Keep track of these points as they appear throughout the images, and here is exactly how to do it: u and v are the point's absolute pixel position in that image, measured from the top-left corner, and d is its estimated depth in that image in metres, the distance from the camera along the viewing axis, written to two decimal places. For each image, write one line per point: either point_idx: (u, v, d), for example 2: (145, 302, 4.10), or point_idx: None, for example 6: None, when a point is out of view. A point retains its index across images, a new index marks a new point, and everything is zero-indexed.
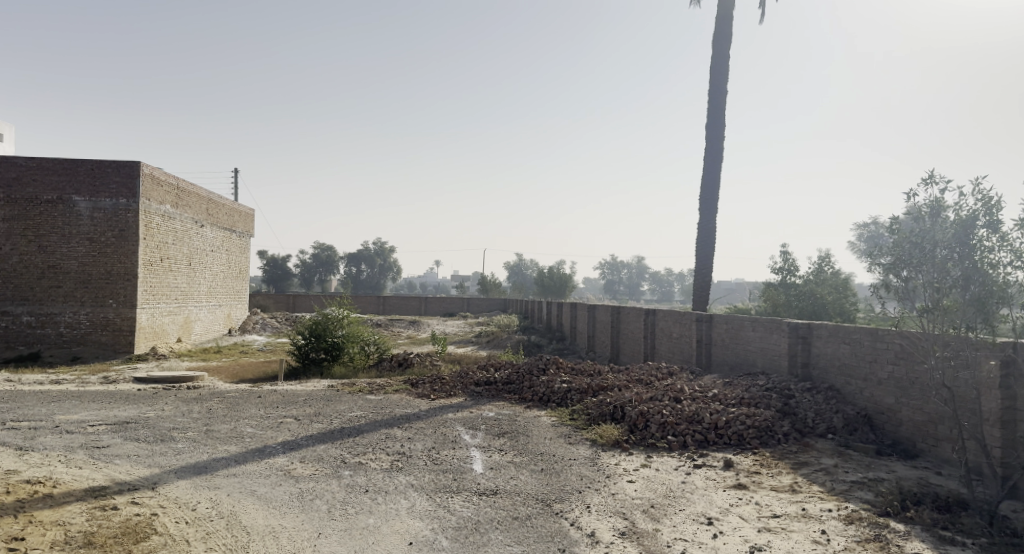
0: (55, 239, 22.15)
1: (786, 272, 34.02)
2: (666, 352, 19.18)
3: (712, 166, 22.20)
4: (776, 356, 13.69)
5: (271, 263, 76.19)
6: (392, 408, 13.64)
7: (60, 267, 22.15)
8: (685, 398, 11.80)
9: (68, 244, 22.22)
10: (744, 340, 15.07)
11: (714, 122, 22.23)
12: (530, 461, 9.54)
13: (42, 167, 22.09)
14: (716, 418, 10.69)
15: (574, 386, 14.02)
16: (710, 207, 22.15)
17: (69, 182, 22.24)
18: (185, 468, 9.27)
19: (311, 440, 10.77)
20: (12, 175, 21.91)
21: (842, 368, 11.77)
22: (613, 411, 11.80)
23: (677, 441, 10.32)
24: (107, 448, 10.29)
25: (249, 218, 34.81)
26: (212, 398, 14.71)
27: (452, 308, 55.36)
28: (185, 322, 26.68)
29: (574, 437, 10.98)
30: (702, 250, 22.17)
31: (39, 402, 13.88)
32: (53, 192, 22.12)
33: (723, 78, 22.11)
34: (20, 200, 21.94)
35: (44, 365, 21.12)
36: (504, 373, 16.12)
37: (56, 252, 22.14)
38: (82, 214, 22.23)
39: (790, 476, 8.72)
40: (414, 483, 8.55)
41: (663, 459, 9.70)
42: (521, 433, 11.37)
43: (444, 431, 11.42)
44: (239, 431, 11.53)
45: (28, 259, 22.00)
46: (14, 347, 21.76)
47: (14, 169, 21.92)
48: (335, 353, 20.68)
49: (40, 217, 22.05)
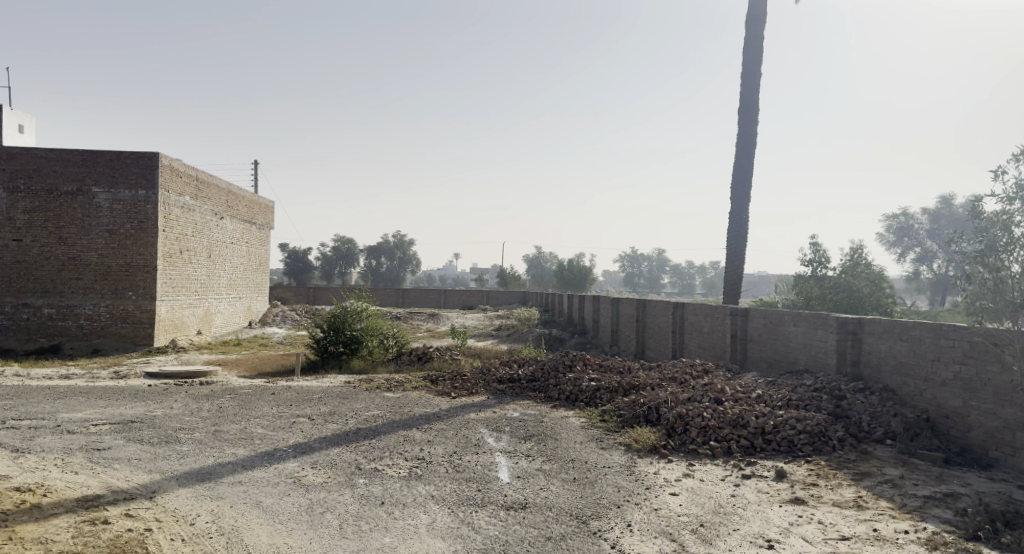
0: (75, 231, 21.62)
1: (817, 264, 33.05)
2: (697, 348, 18.25)
3: (744, 151, 21.19)
4: (821, 353, 12.78)
5: (292, 256, 76.07)
6: (411, 406, 12.90)
7: (80, 260, 21.64)
8: (726, 398, 10.91)
9: (88, 236, 21.69)
10: (784, 335, 14.15)
11: (747, 106, 21.21)
12: (561, 469, 8.72)
13: (62, 158, 21.59)
14: (763, 422, 9.81)
15: (604, 384, 13.18)
16: (742, 195, 21.14)
17: (89, 173, 21.72)
18: (187, 474, 8.55)
19: (325, 443, 10.02)
20: (32, 167, 21.42)
21: (898, 367, 10.84)
22: (648, 412, 10.95)
23: (721, 447, 9.46)
24: (107, 450, 9.59)
25: (269, 210, 34.28)
26: (224, 396, 14.02)
27: (472, 301, 54.61)
28: (204, 315, 26.15)
29: (607, 441, 10.14)
30: (734, 241, 21.21)
31: (44, 400, 13.24)
32: (73, 184, 21.60)
33: (756, 61, 21.04)
34: (40, 192, 21.44)
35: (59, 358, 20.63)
36: (528, 369, 15.31)
37: (76, 244, 21.64)
38: (102, 206, 21.71)
39: (852, 489, 7.85)
40: (434, 494, 7.77)
41: (707, 468, 8.85)
42: (550, 435, 10.56)
43: (466, 434, 10.64)
44: (249, 432, 10.82)
45: (48, 251, 21.51)
46: (31, 340, 21.30)
47: (35, 161, 21.43)
48: (354, 346, 19.95)
49: (60, 209, 21.54)
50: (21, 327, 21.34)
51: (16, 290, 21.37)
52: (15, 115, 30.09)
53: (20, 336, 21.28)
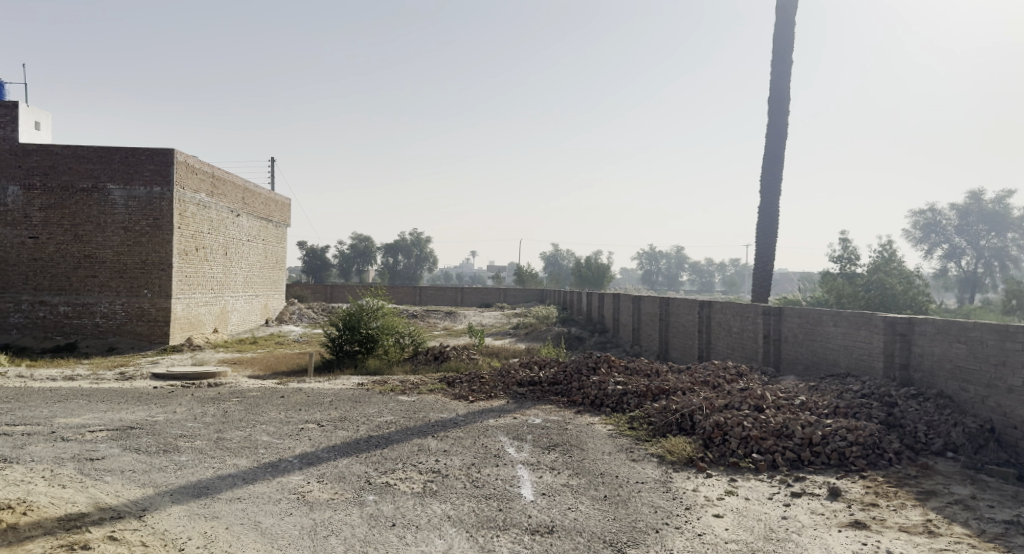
0: (91, 228, 21.11)
1: (846, 260, 32.11)
2: (725, 348, 17.37)
3: (775, 144, 20.22)
4: (865, 356, 11.89)
5: (310, 254, 75.83)
6: (426, 412, 12.14)
7: (96, 257, 21.14)
8: (767, 405, 10.05)
9: (103, 233, 21.18)
10: (822, 335, 13.25)
11: (777, 97, 20.23)
12: (589, 485, 7.94)
13: (77, 154, 21.03)
14: (810, 432, 8.97)
15: (631, 388, 12.38)
16: (772, 189, 20.18)
17: (103, 170, 21.16)
18: (183, 489, 7.87)
19: (333, 453, 9.30)
20: (48, 164, 20.91)
21: (955, 372, 9.97)
22: (680, 420, 10.14)
23: (765, 460, 8.65)
24: (101, 460, 8.95)
25: (286, 207, 33.73)
26: (232, 399, 13.35)
27: (489, 299, 53.88)
28: (220, 313, 25.63)
29: (638, 452, 9.35)
30: (764, 238, 20.26)
31: (44, 403, 12.61)
32: (88, 180, 21.06)
33: (788, 48, 20.02)
34: (55, 189, 20.93)
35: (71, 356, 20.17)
36: (550, 371, 14.49)
37: (92, 241, 21.14)
38: (117, 203, 21.18)
39: (919, 510, 7.02)
40: (450, 514, 7.04)
41: (751, 484, 8.04)
42: (575, 445, 9.77)
43: (485, 443, 9.88)
44: (253, 440, 10.13)
45: (65, 248, 21.04)
46: (41, 339, 20.83)
47: (50, 158, 20.91)
48: (369, 345, 19.25)
49: (75, 206, 21.02)
50: (36, 325, 20.88)
51: (32, 288, 20.91)
52: (31, 112, 29.65)
53: (36, 333, 20.82)
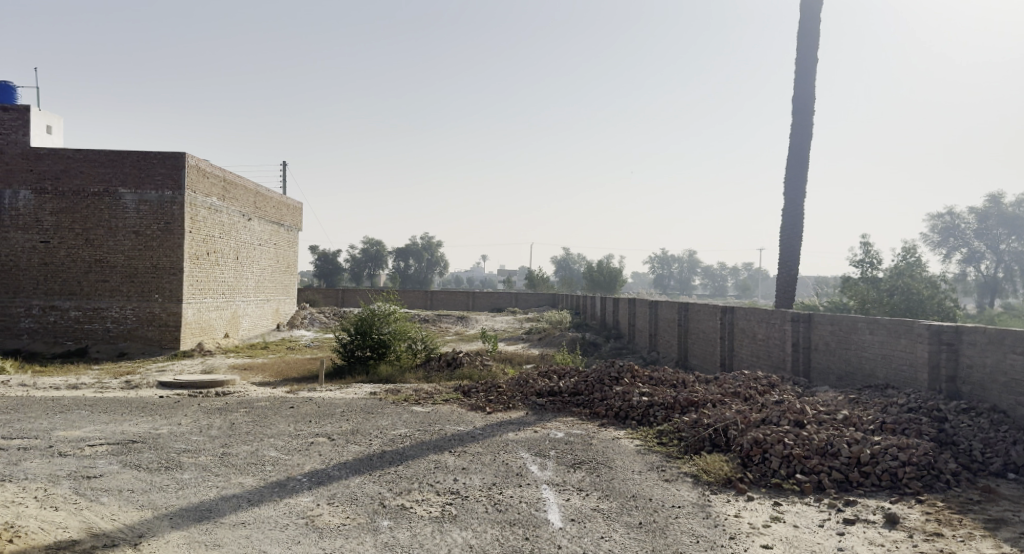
0: (102, 232, 20.68)
1: (868, 264, 31.35)
2: (749, 356, 16.65)
3: (800, 144, 19.52)
4: (907, 366, 11.22)
5: (322, 258, 75.66)
6: (441, 424, 11.54)
7: (107, 261, 20.71)
8: (808, 420, 9.39)
9: (115, 237, 20.75)
10: (857, 344, 12.56)
11: (802, 95, 19.52)
12: (622, 509, 7.36)
13: (88, 158, 20.63)
14: (858, 450, 8.34)
15: (657, 399, 11.73)
16: (797, 191, 19.48)
17: (115, 174, 20.74)
18: (184, 512, 7.31)
19: (344, 471, 8.72)
20: (60, 168, 20.49)
21: (1012, 385, 9.31)
22: (714, 436, 9.51)
23: (810, 481, 8.05)
24: (99, 478, 8.40)
25: (297, 211, 33.27)
26: (239, 410, 12.79)
27: (500, 303, 53.16)
28: (232, 318, 25.17)
29: (670, 472, 8.72)
30: (788, 241, 19.54)
31: (44, 415, 12.08)
32: (100, 184, 20.65)
33: (812, 46, 19.33)
34: (67, 192, 20.51)
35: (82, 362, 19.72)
36: (570, 381, 13.84)
37: (103, 245, 20.71)
38: (128, 207, 20.75)
39: (990, 543, 6.39)
40: (472, 544, 6.49)
41: (799, 509, 7.45)
42: (603, 462, 9.16)
43: (506, 460, 9.25)
44: (260, 455, 9.57)
45: (76, 253, 20.61)
46: (51, 344, 20.37)
47: (63, 162, 20.49)
48: (381, 351, 18.70)
49: (86, 210, 20.60)
50: (47, 330, 20.44)
51: (43, 293, 20.47)
52: (43, 116, 29.30)
53: (46, 339, 20.38)
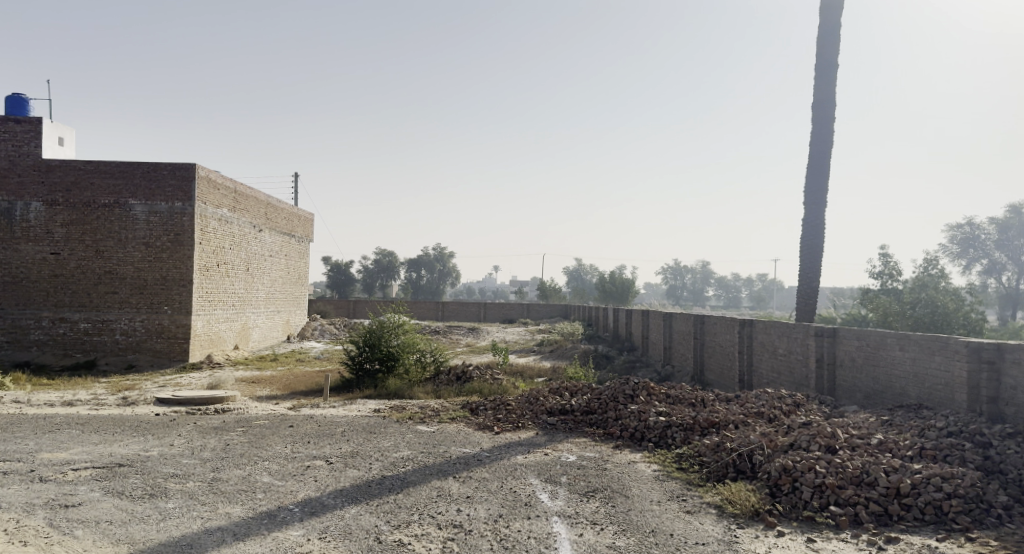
0: (111, 244, 20.26)
1: (888, 276, 30.55)
2: (769, 371, 15.91)
3: (821, 152, 18.82)
4: (941, 386, 10.52)
5: (334, 269, 75.36)
6: (447, 445, 10.91)
7: (117, 273, 20.27)
8: (841, 445, 8.71)
9: (124, 249, 20.32)
10: (886, 361, 11.84)
11: (822, 101, 18.84)
12: (641, 548, 6.77)
13: (99, 169, 20.24)
14: (897, 480, 7.66)
15: (675, 420, 11.06)
16: (817, 201, 18.76)
17: (126, 185, 20.35)
18: (162, 549, 6.75)
19: (340, 500, 8.13)
20: (70, 179, 20.10)
21: None
22: (739, 462, 8.83)
23: (846, 515, 7.39)
24: (80, 507, 7.84)
25: (308, 222, 32.82)
26: (237, 429, 12.23)
27: (512, 314, 52.34)
28: (241, 330, 24.68)
29: (692, 501, 8.07)
30: (808, 252, 18.83)
31: (34, 434, 11.54)
32: (110, 196, 20.24)
33: (834, 50, 18.66)
34: (77, 204, 20.11)
35: (95, 374, 19.26)
36: (583, 399, 13.17)
37: (113, 257, 20.28)
38: (139, 219, 20.34)
39: None
40: None
41: (835, 549, 6.82)
42: (619, 489, 8.52)
43: (514, 487, 8.61)
44: (253, 481, 8.99)
45: (85, 264, 20.18)
46: (65, 356, 19.90)
47: (73, 173, 20.10)
48: (390, 364, 18.09)
49: (96, 221, 20.18)
50: (56, 342, 19.95)
51: (52, 305, 20.01)
52: (55, 127, 28.98)
53: (56, 351, 19.88)
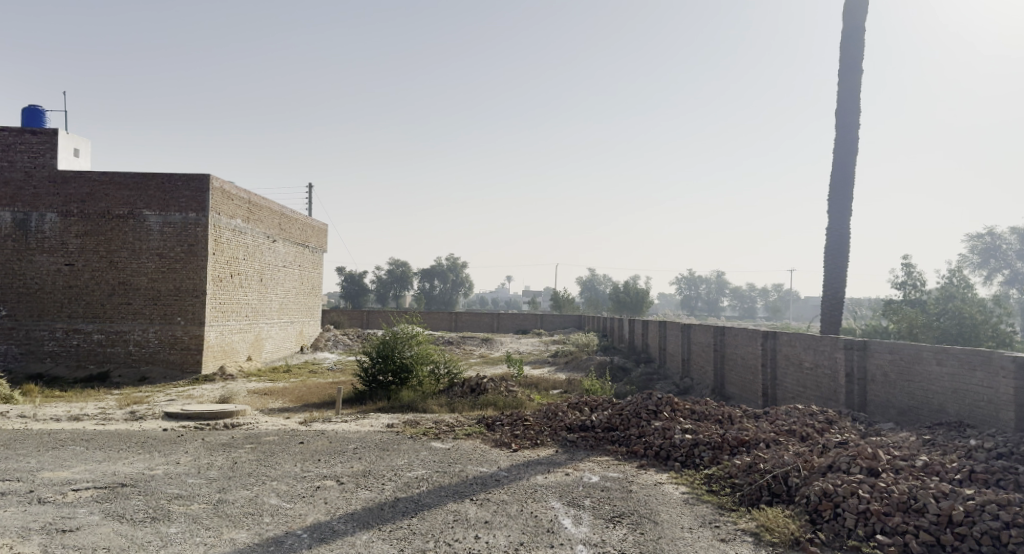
0: (125, 255, 20.01)
1: (911, 286, 29.86)
2: (795, 385, 15.33)
3: (846, 159, 18.26)
4: (985, 403, 9.97)
5: (348, 279, 75.19)
6: (463, 464, 10.43)
7: (130, 284, 20.00)
8: (883, 466, 8.16)
9: (138, 260, 20.06)
10: (921, 376, 11.27)
11: (846, 107, 18.29)
12: None
13: (114, 180, 20.02)
14: (947, 506, 7.13)
15: (702, 438, 10.52)
16: (842, 209, 18.17)
17: (140, 196, 20.10)
18: None
19: (350, 525, 7.66)
20: (85, 190, 19.88)
21: None
22: (774, 486, 8.30)
23: (895, 544, 6.87)
24: (78, 533, 7.43)
25: (321, 232, 32.54)
26: (245, 446, 11.80)
27: (526, 324, 51.74)
28: (254, 340, 24.35)
29: (726, 528, 7.57)
30: (833, 262, 18.24)
31: (37, 451, 11.16)
32: (124, 207, 20.00)
33: (859, 55, 18.14)
34: (91, 215, 19.89)
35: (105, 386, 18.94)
36: (603, 414, 12.65)
37: (126, 268, 20.03)
38: (153, 229, 20.08)
39: None
40: None
41: None
42: (648, 514, 8.02)
43: (535, 512, 8.12)
44: (260, 503, 8.54)
45: (99, 275, 19.93)
46: (76, 368, 19.60)
47: (88, 184, 19.90)
48: (403, 376, 17.63)
49: (110, 232, 19.95)
50: (68, 353, 19.68)
51: (65, 316, 19.77)
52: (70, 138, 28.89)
53: (68, 363, 19.61)
